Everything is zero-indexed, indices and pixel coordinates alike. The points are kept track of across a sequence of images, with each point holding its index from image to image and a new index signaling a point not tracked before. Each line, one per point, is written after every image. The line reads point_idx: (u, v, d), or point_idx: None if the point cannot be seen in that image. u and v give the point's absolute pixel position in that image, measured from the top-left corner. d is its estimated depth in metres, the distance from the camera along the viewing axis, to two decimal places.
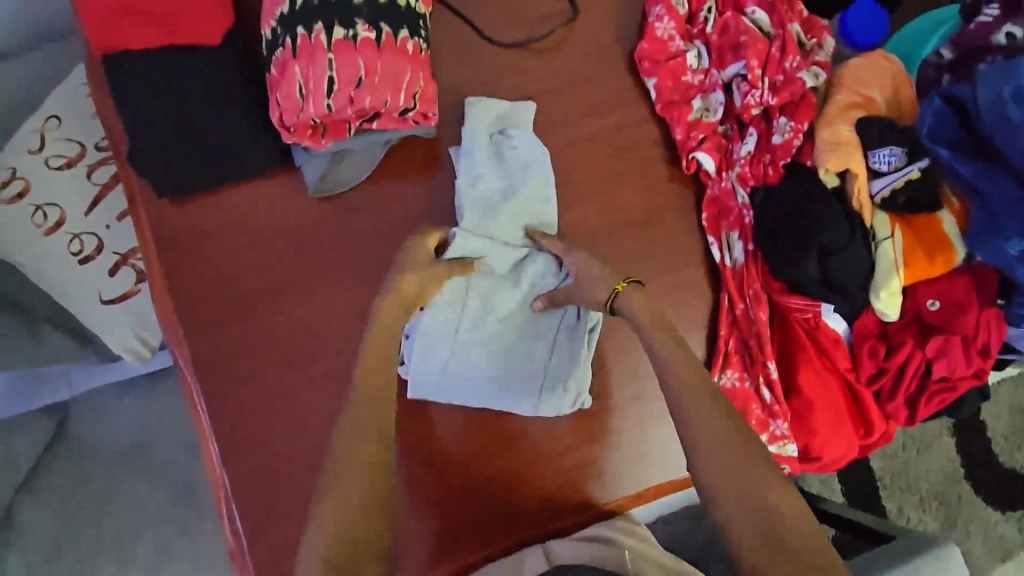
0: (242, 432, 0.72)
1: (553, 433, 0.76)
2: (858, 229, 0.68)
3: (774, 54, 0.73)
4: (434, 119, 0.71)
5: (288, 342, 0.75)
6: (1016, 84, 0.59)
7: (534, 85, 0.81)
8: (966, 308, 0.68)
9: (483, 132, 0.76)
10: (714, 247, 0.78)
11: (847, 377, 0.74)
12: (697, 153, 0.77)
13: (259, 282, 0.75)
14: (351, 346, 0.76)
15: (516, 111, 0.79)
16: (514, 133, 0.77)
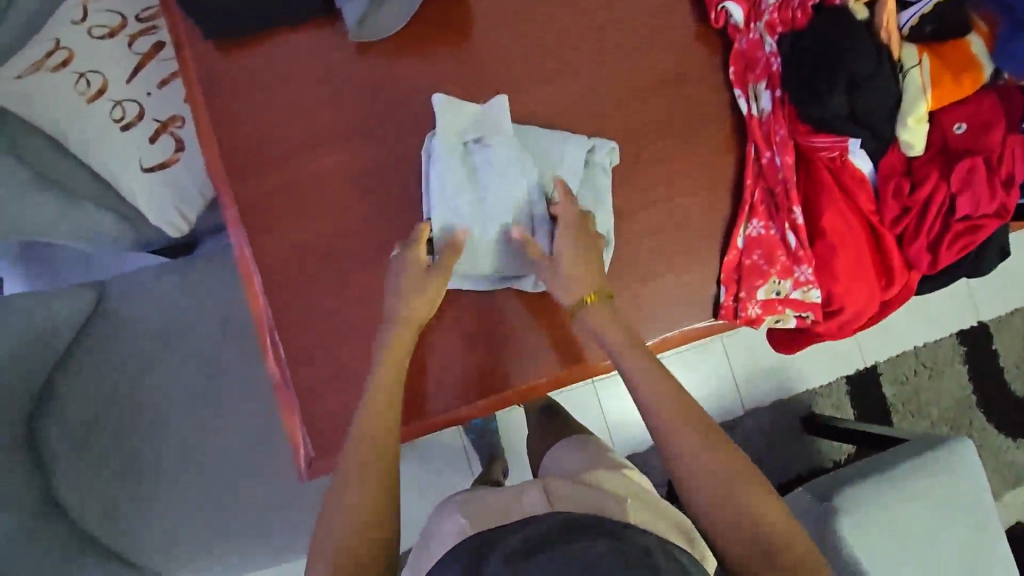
0: (289, 269, 0.77)
1: (531, 344, 0.79)
2: (887, 58, 0.70)
3: None
4: None
5: (329, 189, 0.78)
6: None
7: None
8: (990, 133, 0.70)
9: (456, 147, 0.75)
10: (741, 99, 0.80)
11: (871, 219, 0.76)
12: (727, 4, 0.79)
13: (299, 131, 0.79)
14: (389, 192, 0.79)
15: (494, 116, 0.75)
16: (491, 141, 0.75)
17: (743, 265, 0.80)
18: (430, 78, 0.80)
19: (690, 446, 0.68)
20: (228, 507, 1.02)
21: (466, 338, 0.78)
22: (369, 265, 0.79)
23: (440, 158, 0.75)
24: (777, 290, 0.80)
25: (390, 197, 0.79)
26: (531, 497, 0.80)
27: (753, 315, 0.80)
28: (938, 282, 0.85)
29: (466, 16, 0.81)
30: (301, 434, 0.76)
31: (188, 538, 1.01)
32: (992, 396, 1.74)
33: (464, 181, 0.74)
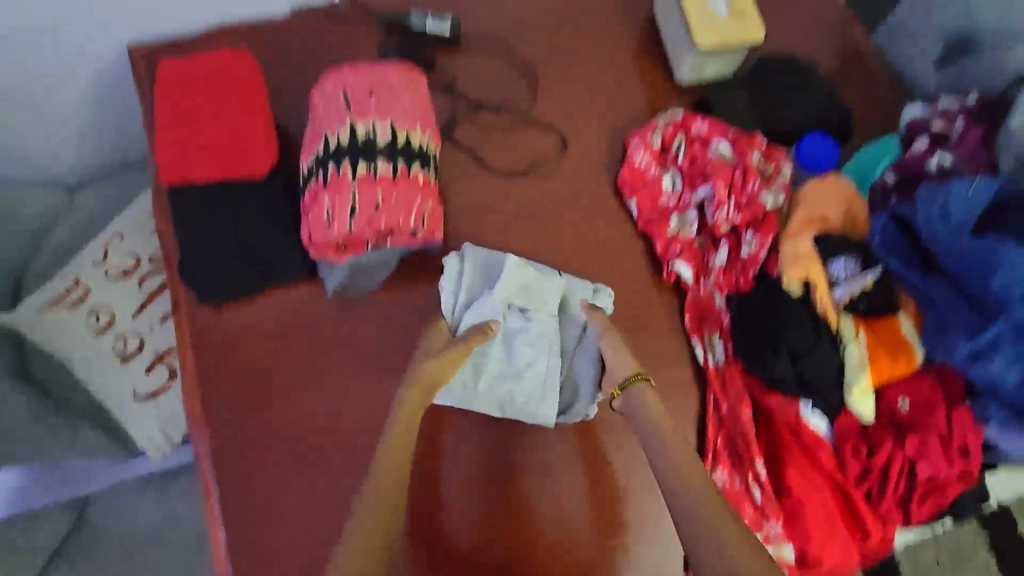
0: (252, 522, 0.76)
1: (565, 509, 0.78)
2: (825, 331, 0.74)
3: (737, 179, 0.84)
4: (439, 236, 0.80)
5: (299, 436, 0.80)
6: (942, 205, 0.66)
7: (533, 206, 0.92)
8: (933, 412, 0.73)
9: (499, 303, 0.80)
10: (697, 346, 0.83)
11: (835, 478, 0.76)
12: (677, 262, 0.86)
13: (277, 380, 0.83)
14: (360, 440, 0.81)
15: (543, 291, 0.82)
16: (533, 313, 0.81)
17: None
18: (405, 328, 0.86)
19: (719, 521, 0.63)
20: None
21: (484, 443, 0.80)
22: (334, 517, 0.77)
23: (487, 302, 0.81)
24: None
25: (360, 444, 0.81)
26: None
27: None
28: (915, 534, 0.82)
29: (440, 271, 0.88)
30: None
31: None
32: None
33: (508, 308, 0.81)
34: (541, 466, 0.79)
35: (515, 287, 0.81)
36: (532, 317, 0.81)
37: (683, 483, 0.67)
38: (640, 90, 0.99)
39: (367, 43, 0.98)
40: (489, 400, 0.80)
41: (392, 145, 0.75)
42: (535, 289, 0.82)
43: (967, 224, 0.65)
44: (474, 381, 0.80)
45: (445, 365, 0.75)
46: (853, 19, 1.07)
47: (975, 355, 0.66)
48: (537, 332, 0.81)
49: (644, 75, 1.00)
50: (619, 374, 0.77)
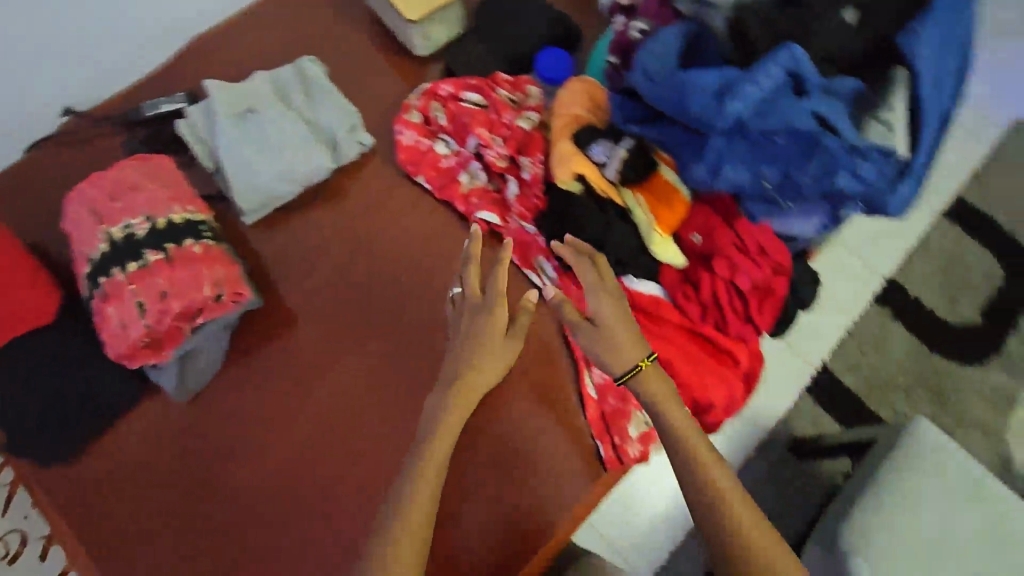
0: None
1: (545, 444, 0.80)
2: (607, 205, 0.81)
3: (493, 118, 0.91)
4: (247, 292, 0.79)
5: (213, 526, 0.79)
6: (642, 68, 0.74)
7: (333, 223, 0.95)
8: (719, 236, 0.79)
9: (229, 119, 0.88)
10: (531, 275, 0.86)
11: (685, 324, 0.83)
12: (480, 214, 0.89)
13: (163, 491, 0.81)
14: (272, 499, 0.80)
15: (250, 87, 0.91)
16: (261, 108, 0.90)
17: (606, 412, 0.84)
18: (273, 387, 0.86)
19: (658, 395, 0.73)
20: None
21: (350, 373, 0.86)
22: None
23: (222, 131, 0.88)
24: (645, 420, 0.85)
25: (274, 503, 0.80)
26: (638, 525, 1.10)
27: (636, 453, 0.83)
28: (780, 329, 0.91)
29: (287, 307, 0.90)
30: None
31: None
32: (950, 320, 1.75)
33: (257, 135, 0.89)
34: (522, 430, 0.81)
35: (235, 108, 0.89)
36: (262, 113, 0.90)
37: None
38: (390, 85, 1.03)
39: (112, 152, 0.96)
40: (312, 168, 0.89)
41: (153, 231, 0.76)
42: (250, 99, 0.90)
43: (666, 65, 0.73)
44: (287, 169, 0.88)
45: (482, 357, 0.77)
46: None
47: (709, 170, 0.67)
48: (275, 120, 0.89)
49: (388, 71, 1.04)
50: (614, 370, 0.74)
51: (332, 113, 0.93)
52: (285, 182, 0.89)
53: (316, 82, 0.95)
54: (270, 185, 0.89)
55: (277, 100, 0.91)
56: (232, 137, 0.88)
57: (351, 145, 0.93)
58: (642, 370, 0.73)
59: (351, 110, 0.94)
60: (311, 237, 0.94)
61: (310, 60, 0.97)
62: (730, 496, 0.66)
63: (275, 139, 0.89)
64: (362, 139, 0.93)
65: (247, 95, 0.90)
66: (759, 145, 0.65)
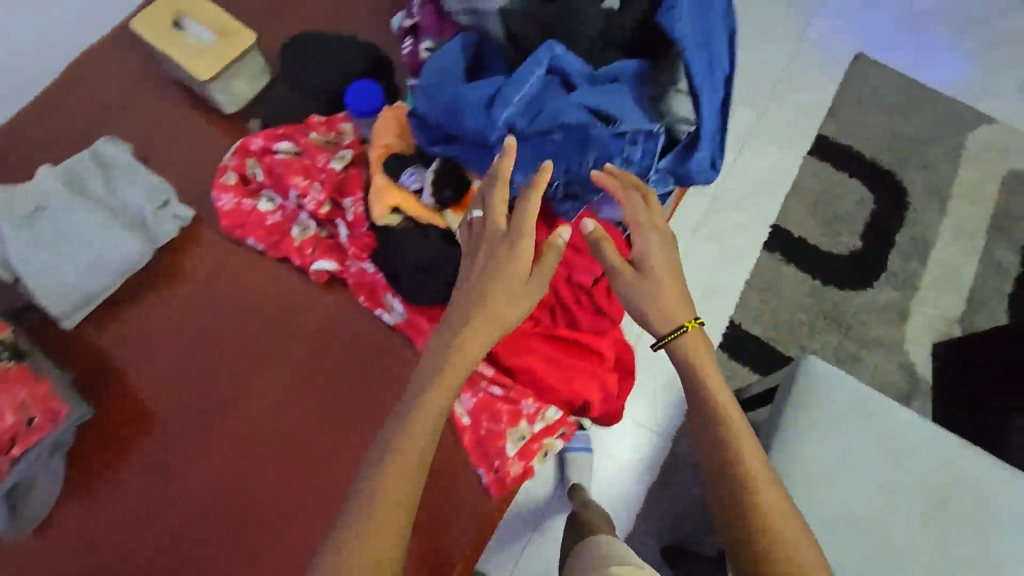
0: None
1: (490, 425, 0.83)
2: (431, 228, 0.80)
3: (307, 163, 0.87)
4: (63, 408, 0.74)
5: None
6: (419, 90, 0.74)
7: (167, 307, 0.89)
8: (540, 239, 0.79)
9: (18, 222, 0.81)
10: (383, 314, 0.88)
11: (538, 330, 0.84)
12: (316, 264, 0.88)
13: None
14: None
15: (37, 181, 0.83)
16: (53, 203, 0.83)
17: (481, 436, 0.83)
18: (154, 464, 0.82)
19: (701, 358, 0.68)
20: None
21: (275, 402, 0.85)
22: None
23: (9, 235, 0.80)
24: (522, 435, 0.83)
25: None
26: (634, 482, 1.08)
27: (520, 471, 0.83)
28: None
29: (130, 408, 0.84)
30: None
31: None
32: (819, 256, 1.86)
33: (55, 232, 0.82)
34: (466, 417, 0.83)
35: (22, 209, 0.82)
36: (55, 208, 0.83)
37: (723, 534, 0.61)
38: (206, 151, 0.99)
39: None
40: (127, 258, 0.85)
41: None
42: (38, 195, 0.83)
43: (442, 85, 0.72)
44: (97, 263, 0.84)
45: (514, 271, 0.64)
46: None
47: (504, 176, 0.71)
48: (73, 213, 0.83)
49: (200, 138, 1.00)
50: (660, 329, 0.68)
51: (139, 193, 0.88)
52: (99, 278, 0.84)
53: (115, 162, 0.89)
54: (82, 284, 0.83)
55: (72, 190, 0.85)
56: (24, 240, 0.80)
57: (166, 224, 0.89)
58: (688, 331, 0.68)
59: (160, 186, 0.89)
60: (143, 326, 0.88)
61: (107, 138, 0.91)
62: (749, 459, 0.62)
63: (76, 232, 0.83)
64: (177, 215, 0.89)
65: (34, 191, 0.83)
66: (536, 144, 0.71)
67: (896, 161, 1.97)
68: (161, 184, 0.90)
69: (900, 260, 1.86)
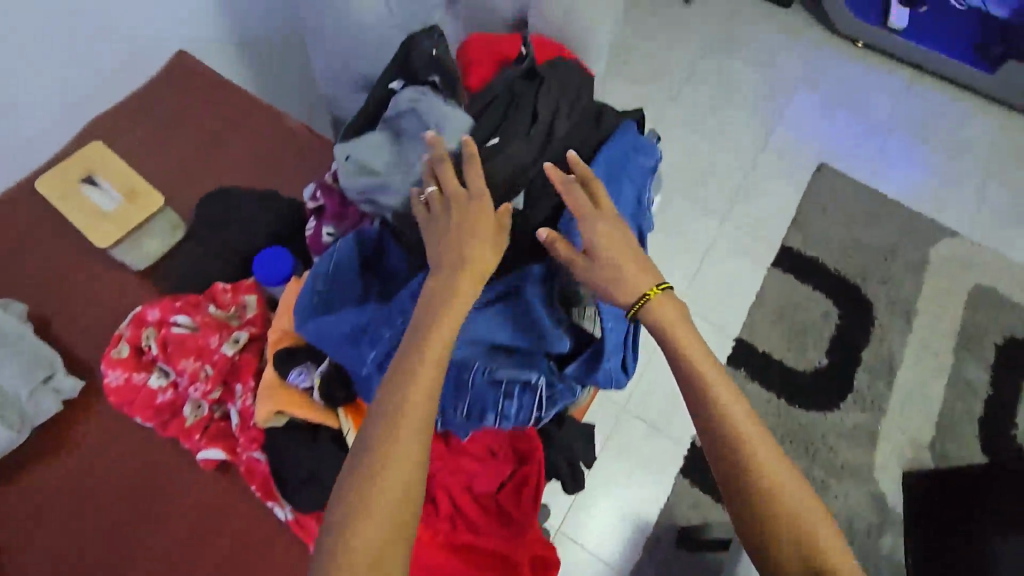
0: None
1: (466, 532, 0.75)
2: (321, 432, 0.74)
3: (200, 344, 0.82)
4: None
5: None
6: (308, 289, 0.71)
7: (50, 484, 0.85)
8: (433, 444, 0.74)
9: None
10: (276, 507, 0.81)
11: (441, 541, 0.74)
12: (205, 451, 0.81)
13: None
14: None
15: None
16: None
17: None
18: None
19: (687, 340, 0.65)
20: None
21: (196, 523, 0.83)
22: None
23: None
24: None
25: None
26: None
27: None
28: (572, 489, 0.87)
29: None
30: None
31: None
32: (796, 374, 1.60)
33: None
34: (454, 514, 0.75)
35: None
36: None
37: (744, 525, 0.60)
38: (106, 307, 0.94)
39: None
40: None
41: None
42: None
43: (325, 326, 0.67)
44: None
45: (481, 247, 0.65)
46: (267, 103, 1.10)
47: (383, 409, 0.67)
48: None
49: (102, 291, 0.95)
50: (626, 302, 0.65)
51: (21, 364, 0.82)
52: None
53: (2, 328, 0.84)
54: None
55: None
56: None
57: (49, 401, 0.84)
58: (653, 298, 0.65)
59: (49, 358, 0.86)
60: (21, 506, 0.84)
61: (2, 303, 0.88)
62: (757, 457, 0.60)
63: None
64: (65, 390, 0.86)
65: None
66: None
67: (888, 252, 1.74)
68: (49, 356, 0.86)
69: (868, 381, 1.60)
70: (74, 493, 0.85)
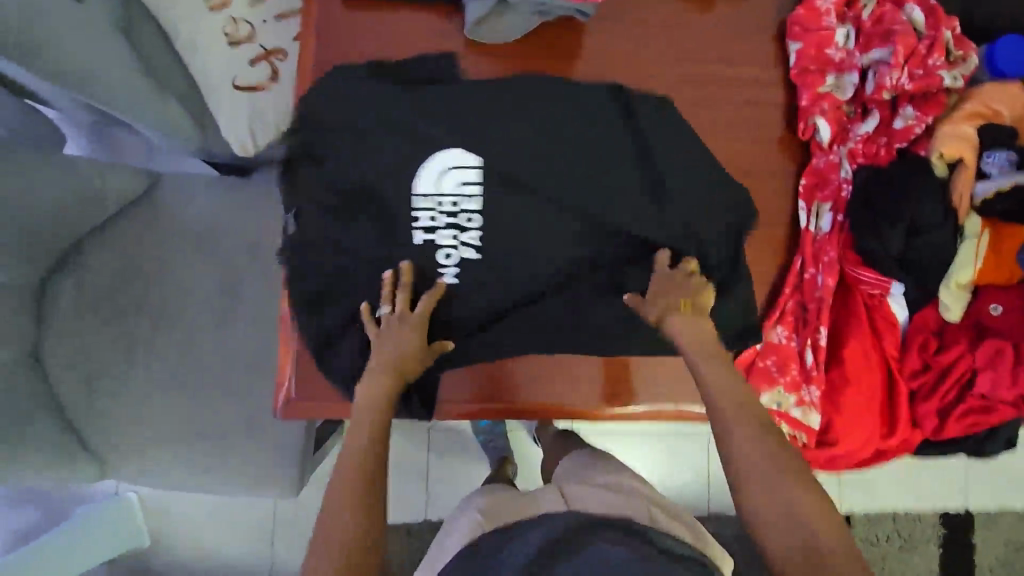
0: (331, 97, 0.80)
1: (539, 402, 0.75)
2: (952, 218, 0.71)
3: (921, 50, 0.78)
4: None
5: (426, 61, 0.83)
6: None
7: (682, 18, 0.88)
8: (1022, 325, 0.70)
9: None
10: (803, 213, 0.81)
11: (891, 363, 0.76)
12: (818, 120, 0.82)
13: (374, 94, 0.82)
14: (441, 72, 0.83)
15: None
16: None
17: (756, 366, 0.79)
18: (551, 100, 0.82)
19: (726, 383, 0.68)
20: (184, 426, 1.03)
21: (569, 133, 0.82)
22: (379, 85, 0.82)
23: None
24: (779, 402, 0.79)
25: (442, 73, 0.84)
26: (634, 511, 0.88)
27: None
28: (933, 453, 0.86)
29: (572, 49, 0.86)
30: (289, 374, 0.77)
31: (130, 434, 1.02)
32: (947, 562, 1.64)
33: None
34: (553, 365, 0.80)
35: None
36: None
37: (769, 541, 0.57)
38: None
39: None
40: None
41: None
42: None
43: None
44: None
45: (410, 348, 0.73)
46: None
47: None
48: None
49: None
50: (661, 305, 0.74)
51: None
52: None
53: None
54: None
55: None
56: None
57: None
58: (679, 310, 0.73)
59: None
60: (653, 10, 0.88)
61: None
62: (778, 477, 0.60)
63: None
64: None
65: None
66: None
67: None
68: None
69: None
70: (689, 46, 0.88)
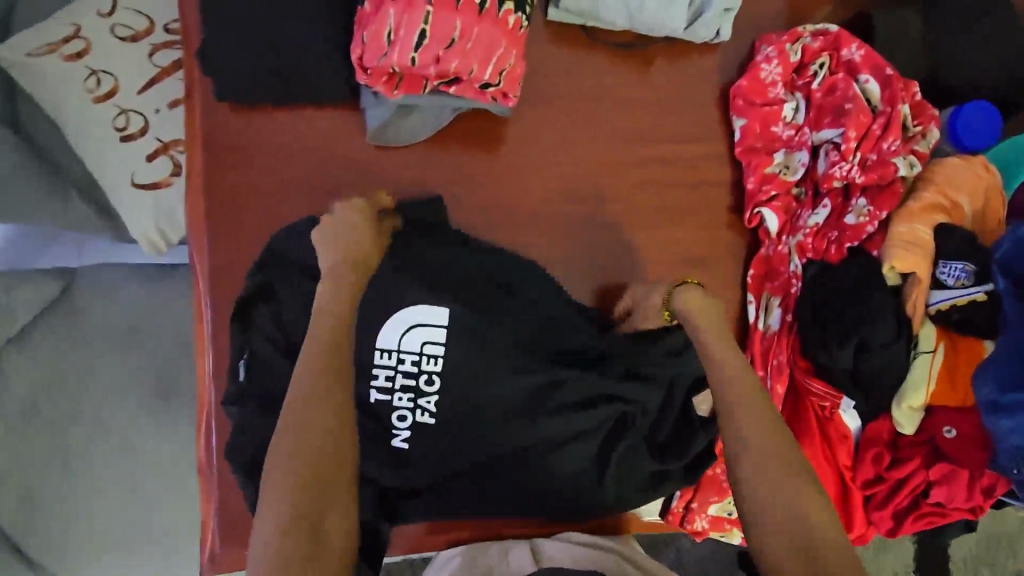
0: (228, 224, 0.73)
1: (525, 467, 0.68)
2: (906, 333, 0.67)
3: (875, 130, 0.70)
4: (513, 100, 0.72)
5: (330, 167, 0.75)
6: None
7: (616, 91, 0.79)
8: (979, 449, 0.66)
9: None
10: (751, 306, 0.76)
11: (844, 475, 0.72)
12: (763, 210, 0.75)
13: (276, 210, 0.74)
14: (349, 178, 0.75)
15: None
16: None
17: (705, 475, 0.79)
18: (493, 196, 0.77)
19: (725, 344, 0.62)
20: (123, 545, 0.96)
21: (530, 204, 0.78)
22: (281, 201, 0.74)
23: None
24: (729, 509, 0.80)
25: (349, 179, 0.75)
26: None
27: (698, 527, 0.80)
28: None
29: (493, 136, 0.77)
30: (211, 528, 0.72)
31: (72, 554, 0.95)
32: None
33: None
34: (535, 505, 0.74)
35: None
36: None
37: (764, 517, 0.51)
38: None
39: None
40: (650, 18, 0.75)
41: None
42: None
43: None
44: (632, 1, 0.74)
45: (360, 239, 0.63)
46: None
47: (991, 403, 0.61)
48: None
49: None
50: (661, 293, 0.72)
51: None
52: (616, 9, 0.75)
53: None
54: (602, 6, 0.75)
55: None
56: None
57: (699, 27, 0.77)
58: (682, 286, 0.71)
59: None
60: (582, 84, 0.78)
61: None
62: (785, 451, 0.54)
63: None
64: (705, 31, 0.77)
65: None
66: None
67: None
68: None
69: None
70: (625, 123, 0.79)
